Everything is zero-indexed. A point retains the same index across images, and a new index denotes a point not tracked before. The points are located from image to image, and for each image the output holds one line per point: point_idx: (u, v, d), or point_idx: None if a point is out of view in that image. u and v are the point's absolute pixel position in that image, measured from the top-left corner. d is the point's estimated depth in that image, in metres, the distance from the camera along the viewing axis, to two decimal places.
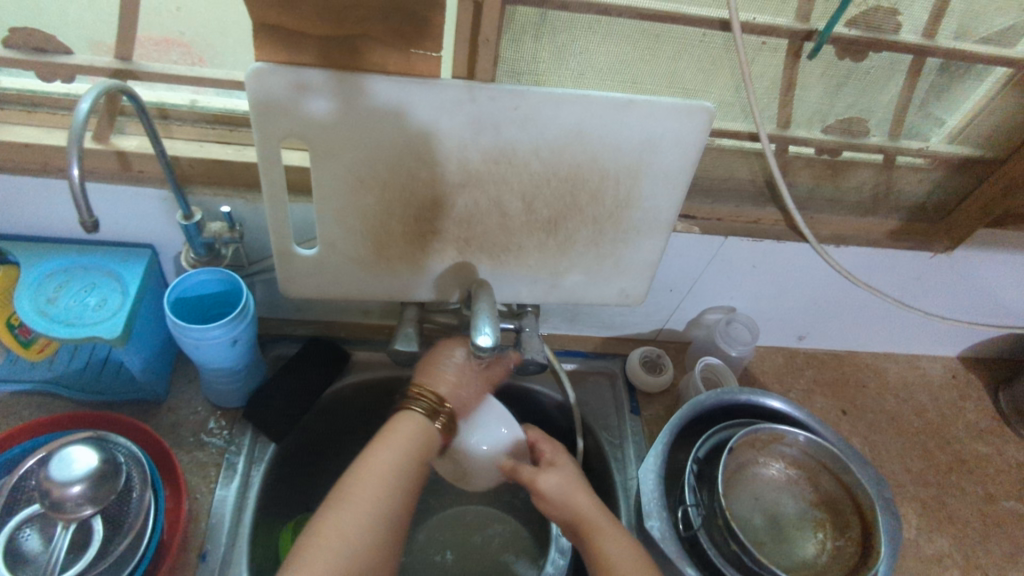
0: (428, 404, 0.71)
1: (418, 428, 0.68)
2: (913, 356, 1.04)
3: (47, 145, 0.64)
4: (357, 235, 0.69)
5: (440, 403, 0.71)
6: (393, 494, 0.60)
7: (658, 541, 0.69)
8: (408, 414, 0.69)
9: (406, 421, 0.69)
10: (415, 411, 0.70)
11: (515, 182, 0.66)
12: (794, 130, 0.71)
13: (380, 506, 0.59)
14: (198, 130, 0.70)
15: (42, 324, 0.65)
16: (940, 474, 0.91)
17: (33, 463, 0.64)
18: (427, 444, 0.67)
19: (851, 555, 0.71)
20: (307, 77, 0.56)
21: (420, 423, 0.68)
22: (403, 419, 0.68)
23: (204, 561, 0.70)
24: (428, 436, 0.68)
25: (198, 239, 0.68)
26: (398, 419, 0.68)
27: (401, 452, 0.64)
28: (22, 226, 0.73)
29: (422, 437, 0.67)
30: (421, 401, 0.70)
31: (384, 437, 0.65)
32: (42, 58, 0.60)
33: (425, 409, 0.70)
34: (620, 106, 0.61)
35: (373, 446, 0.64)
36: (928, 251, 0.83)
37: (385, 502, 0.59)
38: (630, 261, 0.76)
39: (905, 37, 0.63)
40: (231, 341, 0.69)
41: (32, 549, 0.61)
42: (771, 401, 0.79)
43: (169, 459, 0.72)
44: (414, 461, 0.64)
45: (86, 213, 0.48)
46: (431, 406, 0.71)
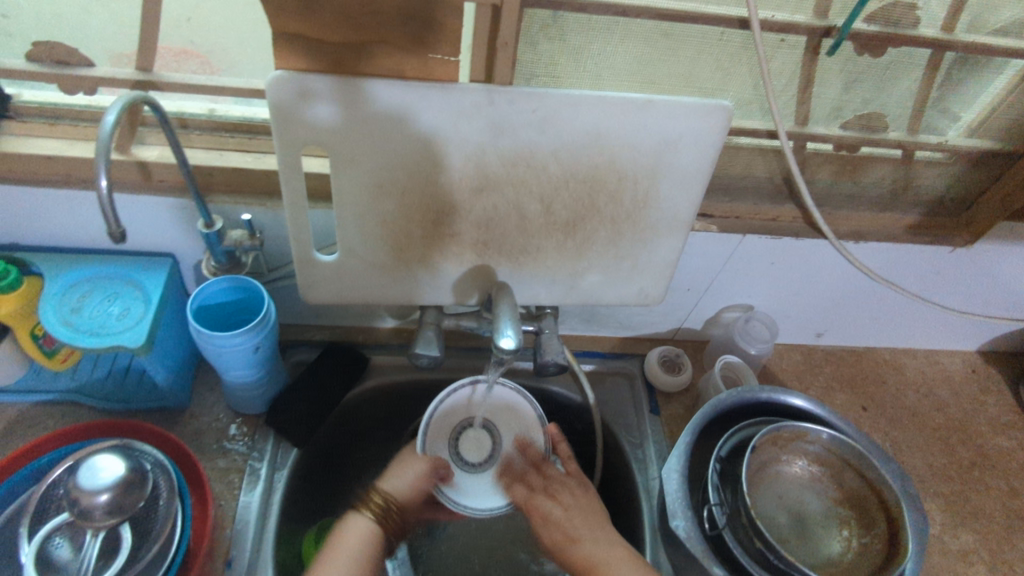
0: (381, 507, 0.71)
1: (368, 536, 0.68)
2: (932, 350, 1.04)
3: (70, 157, 0.65)
4: (376, 240, 0.69)
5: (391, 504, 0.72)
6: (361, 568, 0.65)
7: (683, 541, 0.69)
8: (356, 516, 0.69)
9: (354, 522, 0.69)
10: (366, 515, 0.69)
11: (534, 185, 0.66)
12: (812, 127, 0.71)
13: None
14: (217, 138, 0.71)
15: (67, 334, 0.65)
16: (964, 470, 0.90)
17: (62, 472, 0.65)
18: (373, 564, 0.67)
19: (877, 553, 0.71)
20: (312, 84, 0.56)
21: (369, 527, 0.69)
22: (351, 522, 0.68)
23: (231, 568, 0.70)
24: (377, 541, 0.68)
25: (219, 247, 0.69)
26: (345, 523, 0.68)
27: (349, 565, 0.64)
28: (43, 237, 0.73)
29: (372, 541, 0.68)
30: (374, 502, 0.71)
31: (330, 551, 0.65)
32: (64, 71, 0.60)
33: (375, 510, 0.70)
34: (639, 107, 0.61)
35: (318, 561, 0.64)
36: (948, 245, 0.82)
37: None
38: (648, 262, 0.76)
39: (924, 31, 0.63)
40: (253, 348, 0.70)
41: (62, 556, 0.62)
42: (792, 398, 0.79)
43: (194, 467, 0.72)
44: (368, 563, 0.66)
45: (114, 223, 0.49)
46: (381, 509, 0.70)
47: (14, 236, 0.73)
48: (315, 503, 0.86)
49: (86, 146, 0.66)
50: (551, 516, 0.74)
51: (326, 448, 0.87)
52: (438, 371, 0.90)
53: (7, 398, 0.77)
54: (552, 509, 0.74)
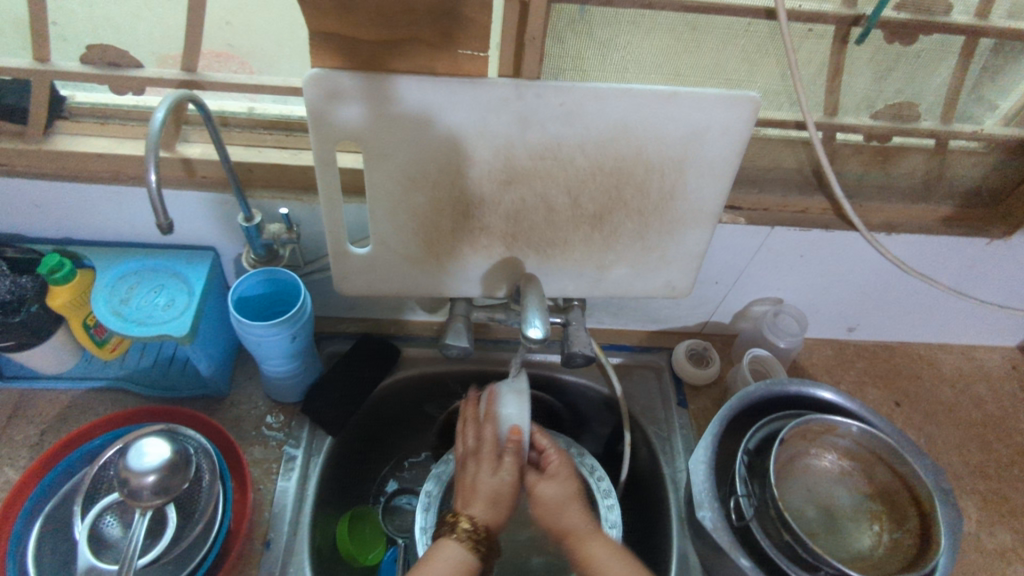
0: (471, 531, 0.64)
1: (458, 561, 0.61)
2: (970, 346, 1.02)
3: (119, 155, 0.68)
4: (407, 233, 0.71)
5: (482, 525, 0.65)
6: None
7: (710, 531, 0.69)
8: (447, 543, 0.63)
9: (442, 553, 0.62)
10: (456, 540, 0.63)
11: (561, 178, 0.67)
12: (842, 117, 0.71)
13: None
14: (256, 135, 0.74)
15: (117, 323, 0.69)
16: (1002, 467, 0.88)
17: (112, 454, 0.68)
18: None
19: (908, 547, 0.70)
20: (338, 84, 0.58)
21: (460, 556, 0.62)
22: (443, 549, 0.62)
23: (270, 549, 0.73)
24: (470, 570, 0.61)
25: (258, 240, 0.72)
26: (438, 550, 0.62)
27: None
28: (94, 232, 0.77)
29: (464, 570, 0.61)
30: (460, 527, 0.64)
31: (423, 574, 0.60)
32: (115, 72, 0.63)
33: (466, 534, 0.64)
34: (665, 99, 0.62)
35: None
36: (985, 237, 0.81)
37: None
38: (675, 254, 0.76)
39: (957, 17, 0.63)
40: (289, 338, 0.72)
41: (113, 533, 0.65)
42: (821, 391, 0.78)
43: (235, 453, 0.75)
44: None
45: (162, 215, 0.51)
46: (472, 532, 0.64)
47: (68, 231, 0.77)
48: (348, 490, 0.89)
49: (133, 144, 0.69)
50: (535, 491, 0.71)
51: (360, 436, 0.90)
52: (469, 363, 0.92)
53: (61, 385, 0.81)
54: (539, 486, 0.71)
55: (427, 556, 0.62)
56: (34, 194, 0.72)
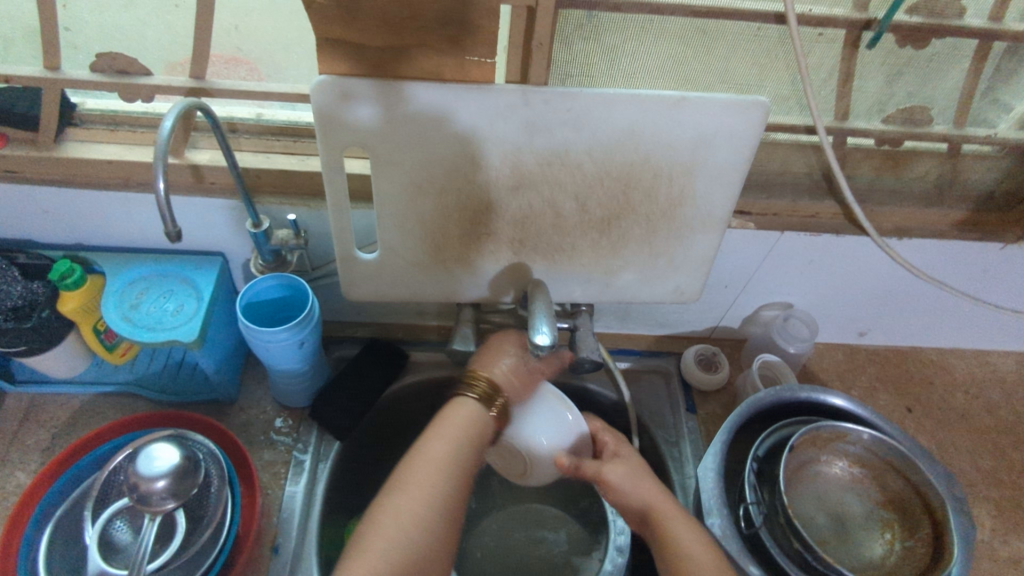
0: (485, 393, 0.73)
1: (469, 416, 0.70)
2: (983, 351, 1.00)
3: (128, 162, 0.68)
4: (414, 239, 0.71)
5: (495, 391, 0.74)
6: (450, 471, 0.64)
7: (720, 539, 0.69)
8: (462, 400, 0.72)
9: (458, 409, 0.71)
10: (471, 397, 0.72)
11: (569, 183, 0.67)
12: (853, 121, 0.70)
13: (434, 475, 0.63)
14: (265, 141, 0.74)
15: (127, 329, 0.69)
16: (1015, 474, 0.87)
17: (122, 459, 0.68)
18: (478, 437, 0.69)
19: (921, 557, 0.69)
20: (350, 86, 0.58)
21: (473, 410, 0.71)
22: (458, 406, 0.71)
23: (278, 554, 0.74)
24: (480, 423, 0.70)
25: (266, 246, 0.72)
26: (453, 406, 0.71)
27: (456, 439, 0.67)
28: (104, 238, 0.78)
29: (476, 421, 0.70)
30: (478, 386, 0.73)
31: (438, 429, 0.68)
32: (123, 80, 0.63)
33: (478, 395, 0.72)
34: (674, 104, 0.61)
35: (426, 436, 0.67)
36: (998, 242, 0.80)
37: (441, 473, 0.63)
38: (684, 259, 0.76)
39: (970, 21, 0.62)
40: (297, 343, 0.72)
41: (123, 538, 0.66)
42: (832, 397, 0.78)
43: (243, 457, 0.75)
44: (474, 438, 0.68)
45: (170, 222, 0.51)
46: (485, 394, 0.73)
47: (78, 237, 0.78)
48: (356, 495, 0.89)
49: (142, 151, 0.70)
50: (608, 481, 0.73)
51: (367, 440, 0.90)
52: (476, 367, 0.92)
53: (72, 390, 0.82)
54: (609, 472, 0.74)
55: (447, 410, 0.71)
56: (45, 200, 0.72)
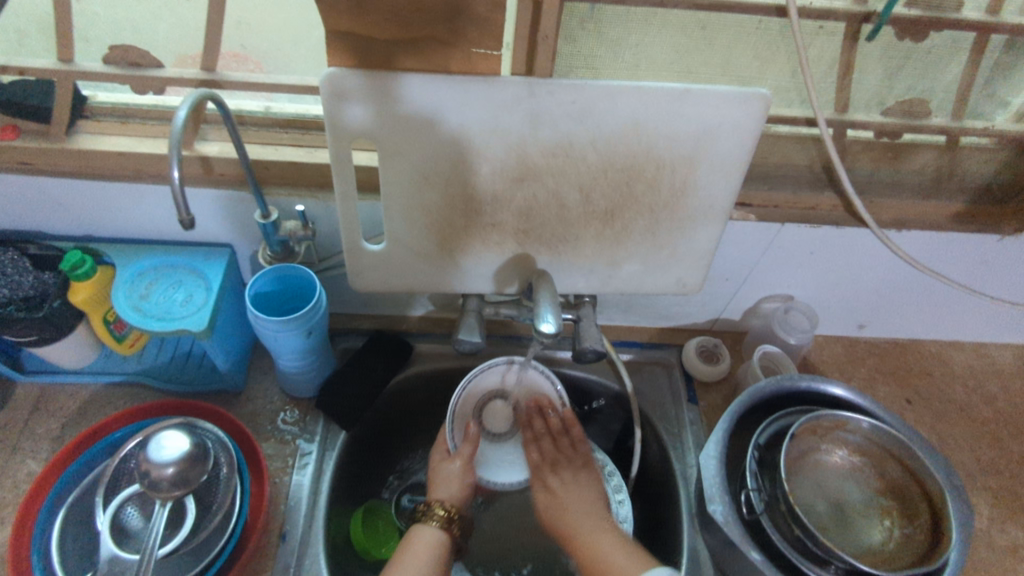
0: (443, 515, 0.72)
1: (434, 544, 0.69)
2: (981, 344, 1.01)
3: (139, 153, 0.69)
4: (421, 229, 0.72)
5: (452, 512, 0.73)
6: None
7: (721, 525, 0.70)
8: (421, 528, 0.70)
9: (420, 535, 0.69)
10: (432, 525, 0.70)
11: (574, 174, 0.68)
12: (853, 113, 0.71)
13: None
14: (273, 134, 0.75)
15: (137, 318, 0.70)
16: (1013, 464, 0.88)
17: (133, 446, 0.69)
18: (443, 566, 0.68)
19: (920, 543, 0.70)
20: (346, 83, 0.59)
21: (434, 536, 0.69)
22: (418, 533, 0.70)
23: (286, 541, 0.75)
24: (445, 551, 0.69)
25: (274, 237, 0.73)
26: (413, 535, 0.69)
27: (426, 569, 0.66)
28: (113, 229, 0.79)
29: (439, 551, 0.68)
30: (436, 513, 0.72)
31: (402, 558, 0.66)
32: (136, 72, 0.65)
33: (439, 520, 0.71)
34: (677, 96, 0.62)
35: (391, 568, 0.65)
36: (997, 234, 0.81)
37: None
38: (686, 251, 0.77)
39: (968, 14, 0.63)
40: (304, 333, 0.73)
41: (134, 524, 0.66)
42: (832, 387, 0.79)
43: (253, 446, 0.76)
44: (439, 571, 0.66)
45: (185, 210, 0.52)
46: (444, 517, 0.71)
47: (89, 229, 0.79)
48: (362, 485, 0.90)
49: (153, 143, 0.71)
50: (550, 489, 0.78)
51: (372, 431, 0.91)
52: (480, 359, 0.94)
53: (81, 380, 0.83)
54: (553, 483, 0.79)
55: (408, 538, 0.69)
56: (57, 192, 0.73)
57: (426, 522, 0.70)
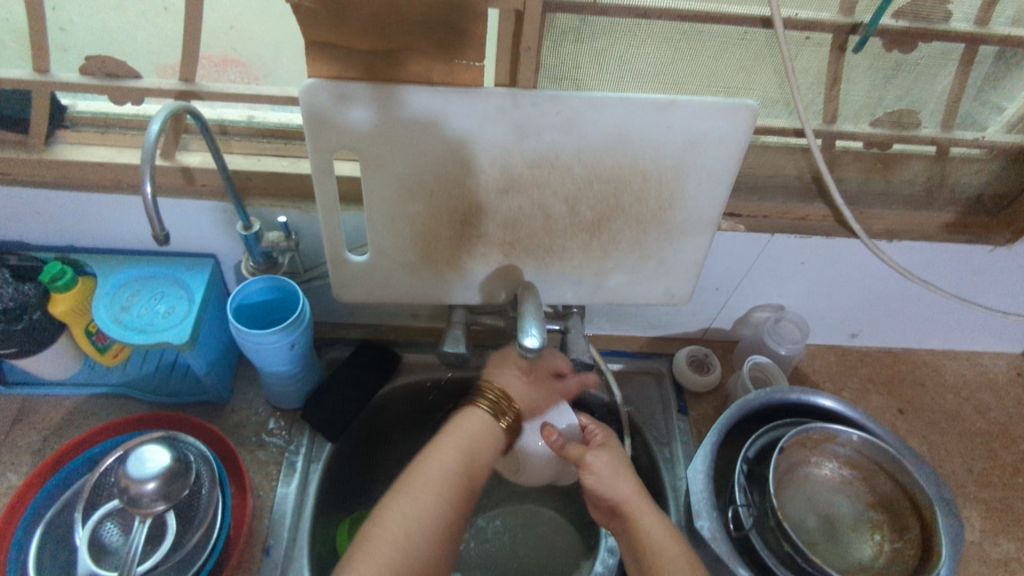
0: (490, 401, 0.75)
1: (482, 424, 0.73)
2: (974, 353, 1.00)
3: (118, 164, 0.69)
4: (404, 240, 0.71)
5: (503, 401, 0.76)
6: (455, 486, 0.65)
7: (709, 541, 0.69)
8: (472, 410, 0.74)
9: (468, 419, 0.73)
10: (480, 407, 0.74)
11: (559, 186, 0.67)
12: (842, 124, 0.70)
13: (433, 497, 0.63)
14: (255, 144, 0.74)
15: (118, 330, 0.69)
16: (1006, 475, 0.87)
17: (113, 461, 0.68)
18: (481, 451, 0.70)
19: (910, 558, 0.69)
20: (347, 86, 0.58)
21: (483, 419, 0.73)
22: (468, 415, 0.73)
23: (269, 555, 0.74)
24: (489, 432, 0.72)
25: (257, 248, 0.72)
26: (464, 415, 0.73)
27: (468, 449, 0.69)
28: (94, 240, 0.78)
29: (488, 434, 0.72)
30: (488, 395, 0.76)
31: (447, 435, 0.70)
32: (113, 84, 0.63)
33: (489, 406, 0.75)
34: (662, 108, 0.62)
35: (436, 442, 0.69)
36: (988, 244, 0.80)
37: (438, 496, 0.64)
38: (674, 261, 0.76)
39: (956, 25, 0.62)
40: (288, 345, 0.72)
41: (113, 540, 0.66)
42: (822, 400, 0.78)
43: (233, 457, 0.75)
44: (473, 454, 0.69)
45: (158, 226, 0.52)
46: (492, 401, 0.75)
47: (69, 240, 0.78)
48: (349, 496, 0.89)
49: (133, 153, 0.70)
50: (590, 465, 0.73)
51: (361, 440, 0.90)
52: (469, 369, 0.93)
53: (64, 391, 0.82)
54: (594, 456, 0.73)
55: (457, 419, 0.73)
56: (37, 203, 0.72)
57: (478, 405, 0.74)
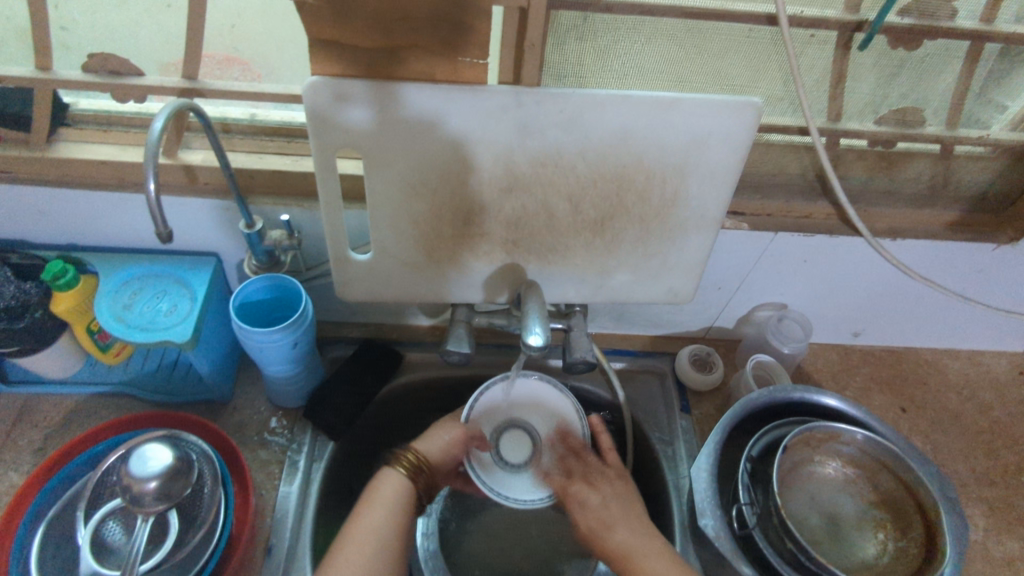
0: (412, 464, 0.72)
1: (401, 487, 0.69)
2: (976, 352, 1.00)
3: (120, 162, 0.68)
4: (408, 238, 0.71)
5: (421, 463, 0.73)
6: (379, 557, 0.63)
7: (712, 540, 0.69)
8: (390, 473, 0.70)
9: (385, 482, 0.69)
10: (398, 469, 0.70)
11: (563, 184, 0.67)
12: (845, 122, 0.70)
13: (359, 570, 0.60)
14: (258, 141, 0.74)
15: (120, 329, 0.69)
16: (1009, 475, 0.87)
17: (115, 459, 0.68)
18: (405, 517, 0.67)
19: (914, 557, 0.69)
20: (342, 86, 0.57)
21: (402, 483, 0.69)
22: (386, 477, 0.70)
23: (271, 554, 0.74)
24: (406, 497, 0.68)
25: (259, 247, 0.72)
26: (381, 477, 0.70)
27: (391, 514, 0.66)
28: (96, 238, 0.78)
29: (405, 495, 0.68)
30: (407, 459, 0.72)
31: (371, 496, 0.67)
32: (116, 81, 0.63)
33: (408, 467, 0.71)
34: (667, 106, 0.61)
35: (359, 510, 0.66)
36: (992, 243, 0.79)
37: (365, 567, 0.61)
38: (677, 260, 0.76)
39: (962, 23, 0.62)
40: (291, 344, 0.72)
41: (115, 539, 0.65)
42: (826, 398, 0.78)
43: (234, 455, 0.75)
44: (399, 518, 0.66)
45: (161, 224, 0.51)
46: (413, 466, 0.72)
47: (71, 238, 0.78)
48: (351, 495, 0.89)
49: (136, 151, 0.70)
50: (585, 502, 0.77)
51: (363, 439, 0.90)
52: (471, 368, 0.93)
53: (65, 390, 0.82)
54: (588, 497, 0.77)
55: (374, 482, 0.69)
56: (39, 201, 0.72)
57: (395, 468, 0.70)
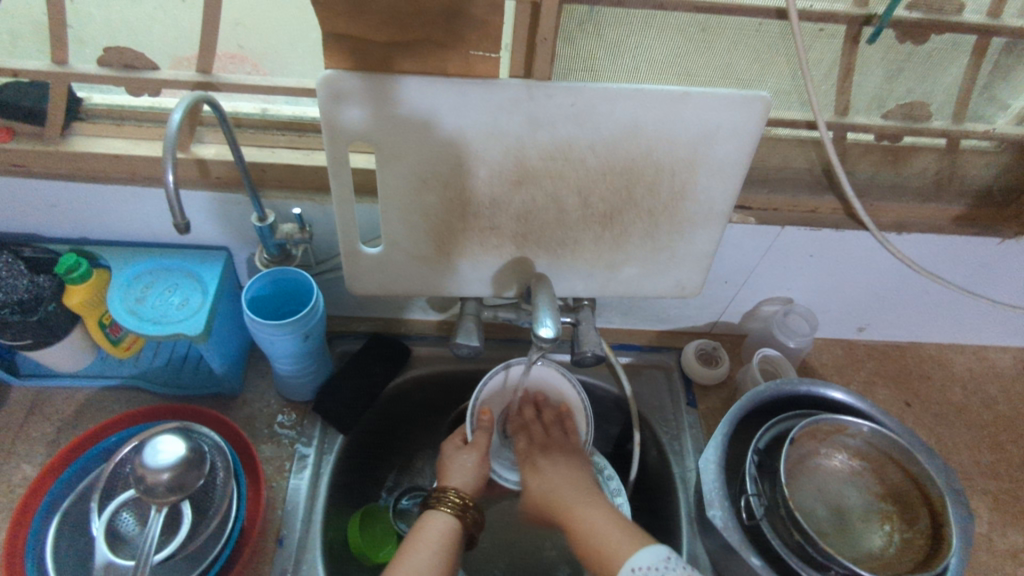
0: (457, 502, 0.71)
1: (445, 529, 0.68)
2: (980, 347, 1.01)
3: (133, 155, 0.69)
4: (419, 231, 0.71)
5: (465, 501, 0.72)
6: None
7: (721, 530, 0.69)
8: (435, 514, 0.70)
9: (432, 524, 0.68)
10: (444, 510, 0.70)
11: (573, 178, 0.67)
12: (853, 116, 0.71)
13: None
14: (270, 136, 0.75)
15: (132, 322, 0.70)
16: (1012, 468, 0.88)
17: (128, 451, 0.69)
18: (453, 555, 0.67)
19: (920, 548, 0.70)
20: (342, 85, 0.58)
21: (447, 523, 0.69)
22: (431, 520, 0.69)
23: (282, 546, 0.74)
24: (454, 538, 0.68)
25: (271, 240, 0.72)
26: (425, 520, 0.69)
27: (436, 555, 0.65)
28: (108, 232, 0.78)
29: (451, 536, 0.68)
30: (448, 498, 0.72)
31: (414, 541, 0.66)
32: (131, 75, 0.64)
33: (453, 508, 0.70)
34: (676, 99, 0.62)
35: (403, 552, 0.65)
36: (996, 237, 0.80)
37: None
38: (684, 253, 0.76)
39: (968, 17, 0.63)
40: (301, 337, 0.73)
41: (130, 530, 0.66)
42: (832, 392, 0.78)
43: (247, 447, 0.76)
44: (448, 557, 0.66)
45: (179, 214, 0.52)
46: (457, 505, 0.71)
47: (83, 232, 0.78)
48: (359, 489, 0.90)
49: (149, 146, 0.70)
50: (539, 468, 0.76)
51: (371, 433, 0.91)
52: (479, 362, 0.93)
53: (76, 384, 0.82)
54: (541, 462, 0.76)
55: (420, 524, 0.69)
56: (52, 195, 0.73)
57: (440, 509, 0.70)
